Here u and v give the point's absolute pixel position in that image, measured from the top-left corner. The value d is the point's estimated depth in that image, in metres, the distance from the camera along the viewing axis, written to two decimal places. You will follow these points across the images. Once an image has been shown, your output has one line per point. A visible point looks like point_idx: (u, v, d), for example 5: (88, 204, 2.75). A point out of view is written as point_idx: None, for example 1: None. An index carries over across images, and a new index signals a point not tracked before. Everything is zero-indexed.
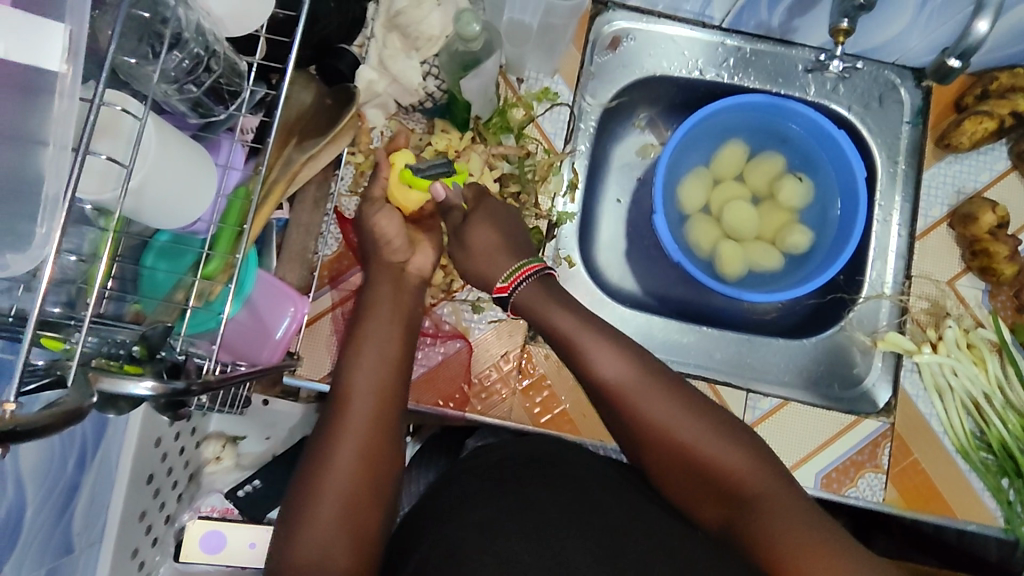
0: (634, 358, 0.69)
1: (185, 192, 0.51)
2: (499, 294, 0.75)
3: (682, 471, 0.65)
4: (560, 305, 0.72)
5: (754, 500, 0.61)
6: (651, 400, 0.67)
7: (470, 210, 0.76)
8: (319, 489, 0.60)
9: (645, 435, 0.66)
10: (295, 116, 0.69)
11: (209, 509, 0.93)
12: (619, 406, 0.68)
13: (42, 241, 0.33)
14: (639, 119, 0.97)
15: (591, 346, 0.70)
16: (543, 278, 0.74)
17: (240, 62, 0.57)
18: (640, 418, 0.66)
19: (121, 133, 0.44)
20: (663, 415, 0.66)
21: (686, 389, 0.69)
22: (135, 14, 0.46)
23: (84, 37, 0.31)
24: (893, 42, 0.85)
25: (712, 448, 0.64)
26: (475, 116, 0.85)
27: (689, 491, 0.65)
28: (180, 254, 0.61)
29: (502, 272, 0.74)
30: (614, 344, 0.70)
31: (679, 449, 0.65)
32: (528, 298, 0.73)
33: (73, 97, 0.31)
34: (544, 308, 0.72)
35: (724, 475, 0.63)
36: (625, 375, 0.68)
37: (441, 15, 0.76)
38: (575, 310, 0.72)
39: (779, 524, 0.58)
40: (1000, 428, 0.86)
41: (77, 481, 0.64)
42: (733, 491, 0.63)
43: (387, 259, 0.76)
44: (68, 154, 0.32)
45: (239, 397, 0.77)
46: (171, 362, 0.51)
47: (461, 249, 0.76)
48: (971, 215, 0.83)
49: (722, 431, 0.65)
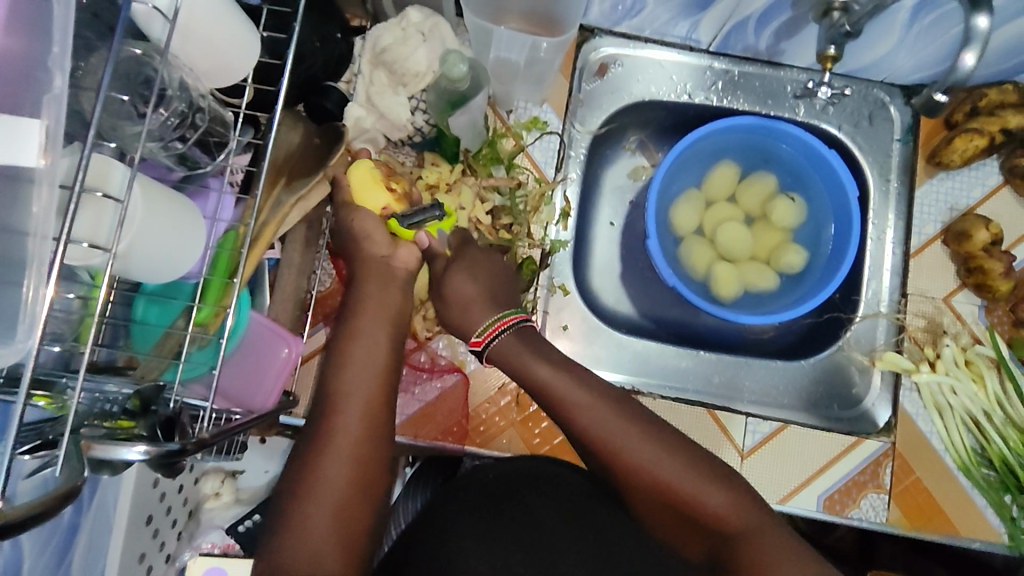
0: (606, 395, 0.66)
1: (171, 251, 0.50)
2: (474, 347, 0.72)
3: (665, 511, 0.62)
4: (529, 349, 0.69)
5: (740, 535, 0.59)
6: (628, 441, 0.62)
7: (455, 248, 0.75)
8: (303, 529, 0.58)
9: (623, 477, 0.62)
10: (284, 156, 0.69)
11: (210, 546, 0.91)
12: (596, 449, 0.63)
13: (25, 333, 0.33)
14: (630, 142, 0.97)
15: (559, 381, 0.66)
16: (520, 330, 0.71)
17: (226, 112, 0.57)
18: (614, 459, 0.62)
19: (103, 215, 0.42)
20: (640, 454, 0.62)
21: (657, 424, 0.65)
22: (116, 96, 0.46)
23: (62, 129, 0.31)
24: (881, 62, 0.85)
25: (694, 485, 0.61)
26: (464, 149, 0.85)
27: (673, 529, 0.63)
28: (169, 303, 0.60)
29: (478, 324, 0.71)
30: (591, 384, 0.67)
31: (660, 492, 0.61)
32: (505, 349, 0.70)
33: (54, 187, 0.31)
34: (521, 361, 0.68)
35: (708, 512, 0.60)
36: (592, 410, 0.64)
37: (427, 52, 0.77)
38: (549, 355, 0.68)
39: (772, 561, 0.56)
40: (1001, 445, 0.85)
41: (78, 522, 0.61)
42: (716, 530, 0.60)
43: (371, 251, 0.72)
44: (50, 243, 0.32)
45: (237, 443, 0.78)
46: (163, 416, 0.48)
47: (442, 308, 0.73)
48: (964, 232, 0.83)
49: (700, 464, 0.62)
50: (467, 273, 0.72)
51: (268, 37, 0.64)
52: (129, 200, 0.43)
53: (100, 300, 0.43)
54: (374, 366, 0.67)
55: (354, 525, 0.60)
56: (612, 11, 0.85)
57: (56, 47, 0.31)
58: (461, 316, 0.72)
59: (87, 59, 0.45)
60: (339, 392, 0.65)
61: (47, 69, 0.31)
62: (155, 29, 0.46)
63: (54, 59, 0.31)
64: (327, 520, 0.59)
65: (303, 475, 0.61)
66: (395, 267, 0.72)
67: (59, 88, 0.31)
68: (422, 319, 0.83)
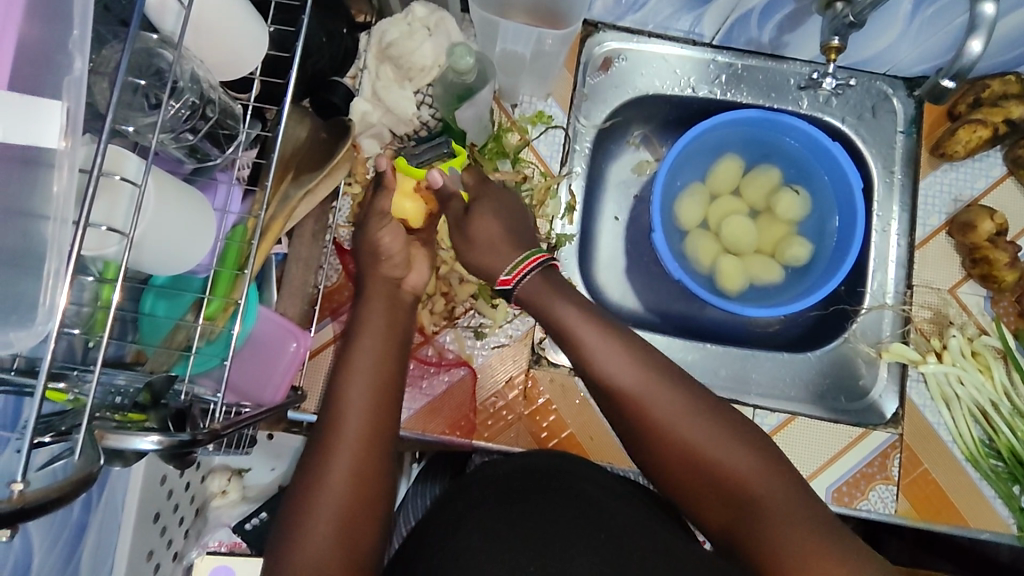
0: (640, 351, 0.67)
1: (182, 243, 0.50)
2: (502, 286, 0.73)
3: (684, 484, 0.62)
4: (565, 299, 0.70)
5: (764, 511, 0.58)
6: (664, 407, 0.63)
7: (470, 203, 0.76)
8: (313, 508, 0.59)
9: (650, 443, 0.63)
10: (292, 151, 0.69)
11: (217, 544, 0.91)
12: (626, 411, 0.65)
13: (45, 317, 0.33)
14: (634, 137, 0.97)
15: (589, 338, 0.67)
16: (547, 269, 0.73)
17: (236, 105, 0.57)
18: (647, 423, 0.63)
19: (117, 205, 0.43)
20: (673, 419, 0.63)
21: (690, 389, 0.65)
22: (131, 84, 0.46)
23: (82, 113, 0.31)
24: (884, 54, 0.85)
25: (722, 455, 0.61)
26: (470, 143, 0.85)
27: (693, 503, 0.62)
28: (179, 296, 0.60)
29: (506, 264, 0.73)
30: (624, 342, 0.67)
31: (689, 459, 0.62)
32: (531, 290, 0.72)
33: (74, 170, 0.31)
34: (548, 302, 0.71)
35: (733, 482, 0.60)
36: (636, 376, 0.64)
37: (432, 46, 0.77)
38: (582, 308, 0.70)
39: (793, 543, 0.55)
40: (1008, 435, 0.85)
41: (86, 520, 0.61)
42: (739, 503, 0.60)
43: (385, 273, 0.75)
44: (69, 227, 0.32)
45: (246, 436, 0.77)
46: (175, 409, 0.49)
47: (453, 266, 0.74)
48: (970, 223, 0.83)
49: (730, 431, 0.62)
50: (478, 239, 0.74)
51: (275, 32, 0.64)
52: (144, 186, 0.43)
53: (118, 289, 0.43)
54: (387, 367, 0.69)
55: (359, 507, 0.60)
56: (616, 5, 0.85)
57: (76, 30, 0.31)
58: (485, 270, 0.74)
59: (101, 52, 0.45)
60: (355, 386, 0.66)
61: (68, 52, 0.31)
62: (167, 22, 0.47)
63: (75, 43, 0.32)
64: (332, 509, 0.59)
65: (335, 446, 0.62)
66: (402, 290, 0.75)
67: (79, 72, 0.31)
68: (429, 313, 0.84)
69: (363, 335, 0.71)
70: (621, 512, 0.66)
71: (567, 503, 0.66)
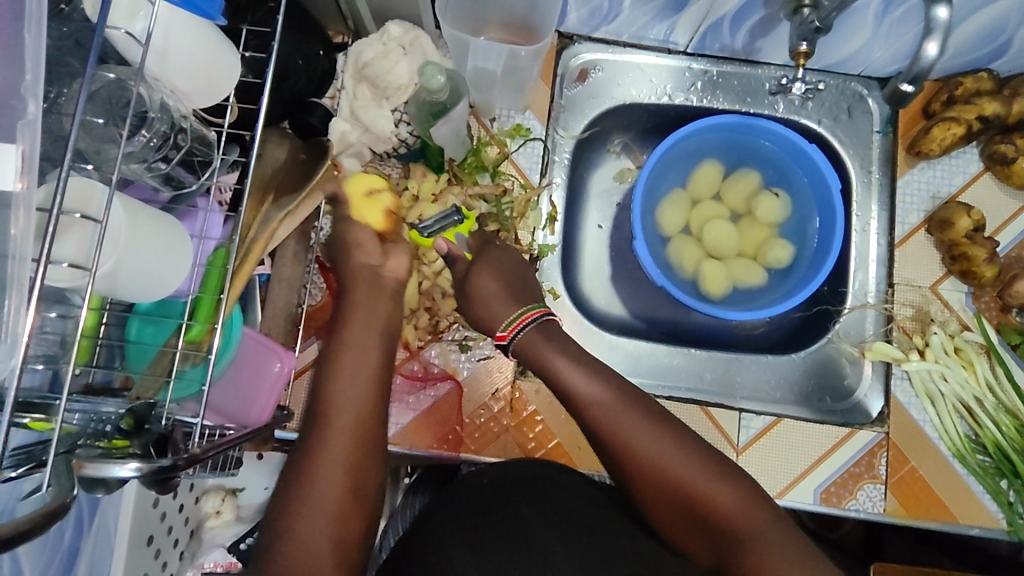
0: (623, 390, 0.66)
1: (155, 268, 0.50)
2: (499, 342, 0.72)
3: (679, 516, 0.61)
4: (552, 338, 0.70)
5: (750, 536, 0.57)
6: (642, 437, 0.62)
7: (474, 260, 0.76)
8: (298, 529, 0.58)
9: (640, 478, 0.62)
10: (270, 173, 0.70)
11: (212, 565, 0.88)
12: (613, 446, 0.63)
13: (7, 352, 0.34)
14: (614, 145, 0.98)
15: (579, 379, 0.66)
16: (542, 325, 0.72)
17: (209, 132, 0.57)
18: (625, 455, 0.62)
19: (86, 238, 0.43)
20: (662, 452, 0.62)
21: (678, 426, 0.65)
22: (91, 121, 0.46)
23: (37, 154, 0.33)
24: (856, 55, 0.86)
25: (707, 484, 0.60)
26: (449, 158, 0.87)
27: (683, 534, 0.61)
28: (162, 322, 0.60)
29: (503, 318, 0.72)
30: (608, 378, 0.67)
31: (670, 489, 0.61)
32: (525, 342, 0.71)
33: (31, 210, 0.33)
34: (537, 349, 0.70)
35: (722, 517, 0.59)
36: (611, 408, 0.64)
37: (407, 65, 0.81)
38: (568, 347, 0.70)
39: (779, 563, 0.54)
40: (994, 431, 0.85)
41: (78, 544, 0.61)
42: (723, 530, 0.59)
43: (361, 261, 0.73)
44: (28, 264, 0.33)
45: (232, 458, 0.77)
46: (158, 434, 0.49)
47: (465, 304, 0.75)
48: (947, 220, 0.84)
49: (718, 467, 0.62)
50: (489, 270, 0.74)
51: (249, 57, 0.66)
52: (107, 220, 0.43)
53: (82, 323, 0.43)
54: (368, 363, 0.67)
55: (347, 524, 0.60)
56: (590, 17, 0.86)
57: (28, 74, 0.33)
58: (484, 314, 0.73)
59: (70, 85, 0.45)
60: (332, 404, 0.63)
61: (21, 97, 0.33)
62: (133, 54, 0.48)
63: (27, 87, 0.33)
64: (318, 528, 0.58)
65: (297, 469, 0.60)
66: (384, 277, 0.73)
67: (33, 114, 0.33)
68: (415, 328, 0.85)
69: (354, 323, 0.69)
70: (605, 522, 0.66)
71: (551, 515, 0.66)
